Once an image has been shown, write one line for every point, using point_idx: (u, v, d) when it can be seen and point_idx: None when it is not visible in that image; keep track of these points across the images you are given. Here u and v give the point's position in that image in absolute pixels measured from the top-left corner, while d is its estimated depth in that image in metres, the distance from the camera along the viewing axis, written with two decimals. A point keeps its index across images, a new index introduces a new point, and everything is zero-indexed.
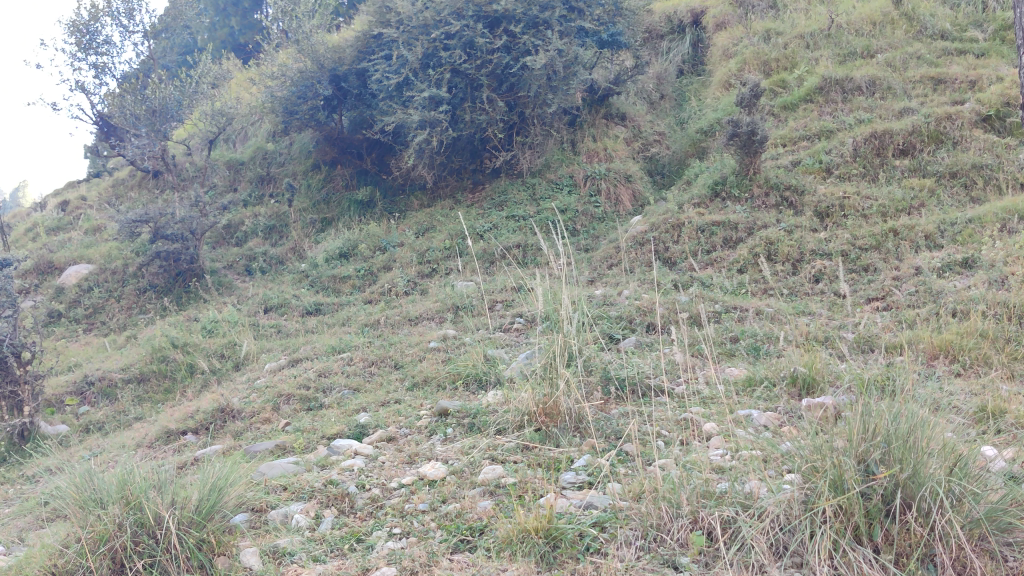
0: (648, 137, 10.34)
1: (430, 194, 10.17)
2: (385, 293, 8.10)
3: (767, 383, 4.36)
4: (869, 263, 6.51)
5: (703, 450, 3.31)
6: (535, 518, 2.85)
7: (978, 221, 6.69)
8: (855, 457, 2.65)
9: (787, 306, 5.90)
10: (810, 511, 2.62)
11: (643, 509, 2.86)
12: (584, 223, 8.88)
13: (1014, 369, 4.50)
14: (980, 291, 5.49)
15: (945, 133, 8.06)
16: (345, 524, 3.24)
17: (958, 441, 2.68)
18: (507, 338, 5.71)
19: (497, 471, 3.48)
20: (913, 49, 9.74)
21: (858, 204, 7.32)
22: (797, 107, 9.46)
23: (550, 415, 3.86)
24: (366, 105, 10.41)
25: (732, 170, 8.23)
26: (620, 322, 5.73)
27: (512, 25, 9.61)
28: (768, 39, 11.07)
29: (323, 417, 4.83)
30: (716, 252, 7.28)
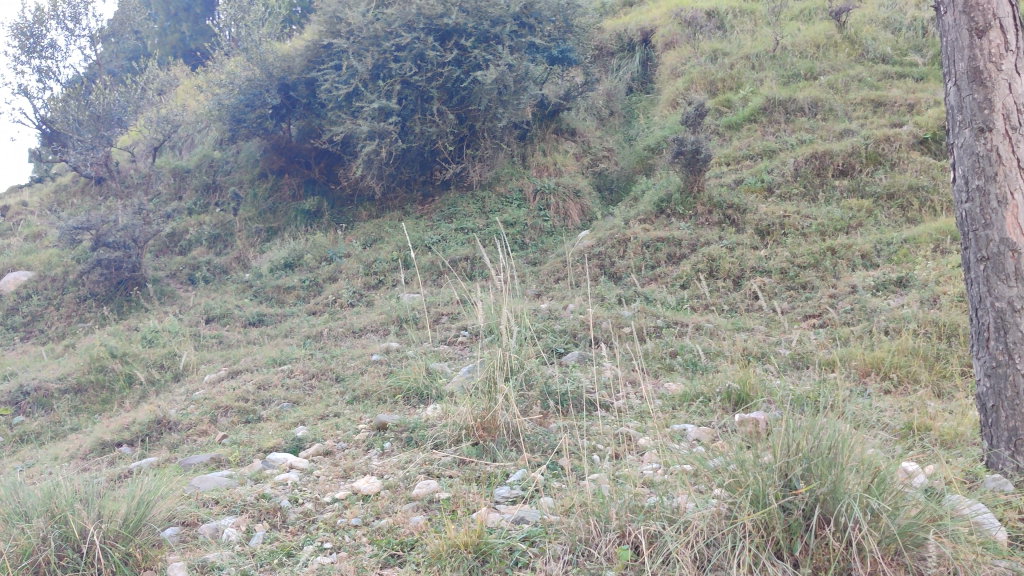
0: (597, 153, 10.44)
1: (378, 205, 10.13)
2: (329, 304, 8.06)
3: (702, 398, 4.43)
4: (807, 281, 6.63)
5: (636, 465, 3.34)
6: (465, 533, 2.86)
7: (913, 242, 6.87)
8: (777, 472, 2.71)
9: (727, 322, 5.99)
10: (732, 525, 2.66)
11: (573, 524, 2.88)
12: (533, 237, 8.93)
13: (942, 387, 4.62)
14: (912, 310, 5.63)
15: (883, 155, 8.24)
16: (277, 538, 3.19)
17: (879, 457, 2.75)
18: (451, 351, 5.72)
19: (432, 485, 3.47)
20: (854, 72, 9.96)
21: (798, 223, 7.48)
22: (741, 126, 9.63)
23: (488, 429, 3.89)
24: (316, 115, 10.38)
25: (677, 188, 8.32)
26: (564, 336, 5.76)
27: (463, 39, 9.67)
28: (715, 59, 11.26)
29: (261, 430, 4.78)
30: (660, 267, 7.37)
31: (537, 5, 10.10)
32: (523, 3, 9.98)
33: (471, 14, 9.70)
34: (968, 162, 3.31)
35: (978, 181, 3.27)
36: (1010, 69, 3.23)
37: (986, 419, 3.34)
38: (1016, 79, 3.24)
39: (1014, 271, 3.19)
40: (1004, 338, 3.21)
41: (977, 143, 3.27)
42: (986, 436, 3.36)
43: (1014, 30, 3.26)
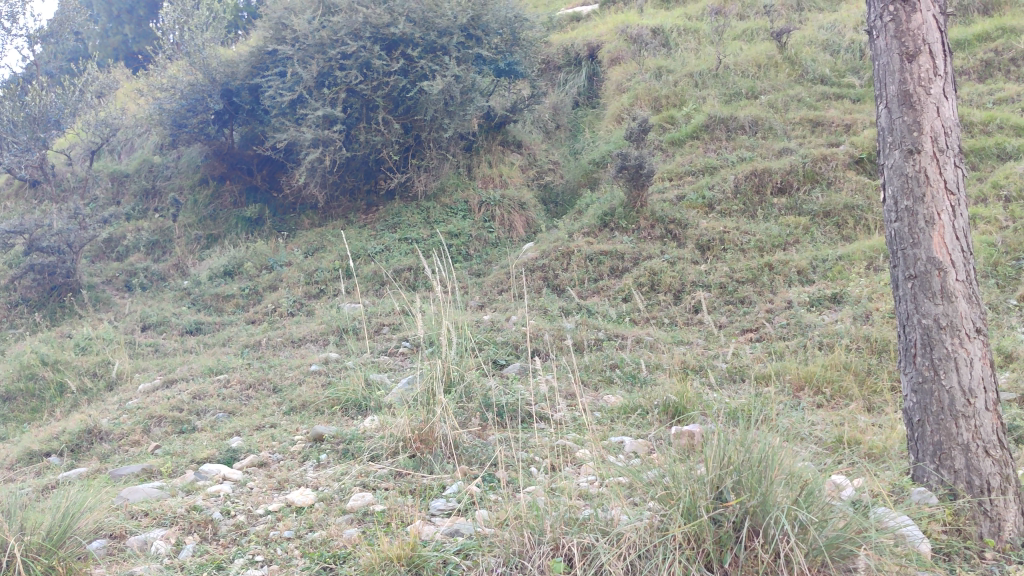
0: (543, 166, 10.49)
1: (321, 213, 10.05)
2: (269, 313, 7.96)
3: (640, 410, 4.46)
4: (744, 296, 6.74)
5: (573, 477, 3.35)
6: (398, 546, 2.85)
7: (847, 259, 7.02)
8: (710, 485, 2.76)
9: (667, 335, 6.06)
10: (664, 537, 2.70)
11: (506, 536, 2.87)
12: (477, 248, 8.93)
13: (873, 402, 4.73)
14: (845, 325, 5.76)
15: (820, 174, 8.41)
16: (207, 551, 3.12)
17: (808, 470, 2.80)
18: (391, 362, 5.69)
19: (367, 498, 3.45)
20: (794, 92, 10.17)
21: (737, 239, 7.60)
22: (684, 143, 9.77)
23: (426, 441, 3.88)
24: (259, 121, 10.27)
25: (621, 202, 8.40)
26: (506, 348, 5.75)
27: (410, 49, 9.67)
28: (660, 76, 11.41)
29: (195, 441, 4.69)
30: (602, 280, 7.42)
31: (484, 17, 10.14)
32: (470, 15, 10.01)
33: (418, 24, 9.71)
34: (897, 183, 3.40)
35: (907, 201, 3.36)
36: (938, 94, 3.34)
37: (912, 433, 3.42)
38: (943, 103, 3.35)
39: (940, 288, 3.28)
40: (930, 354, 3.30)
41: (906, 164, 3.36)
42: (912, 450, 3.45)
43: (941, 55, 3.36)
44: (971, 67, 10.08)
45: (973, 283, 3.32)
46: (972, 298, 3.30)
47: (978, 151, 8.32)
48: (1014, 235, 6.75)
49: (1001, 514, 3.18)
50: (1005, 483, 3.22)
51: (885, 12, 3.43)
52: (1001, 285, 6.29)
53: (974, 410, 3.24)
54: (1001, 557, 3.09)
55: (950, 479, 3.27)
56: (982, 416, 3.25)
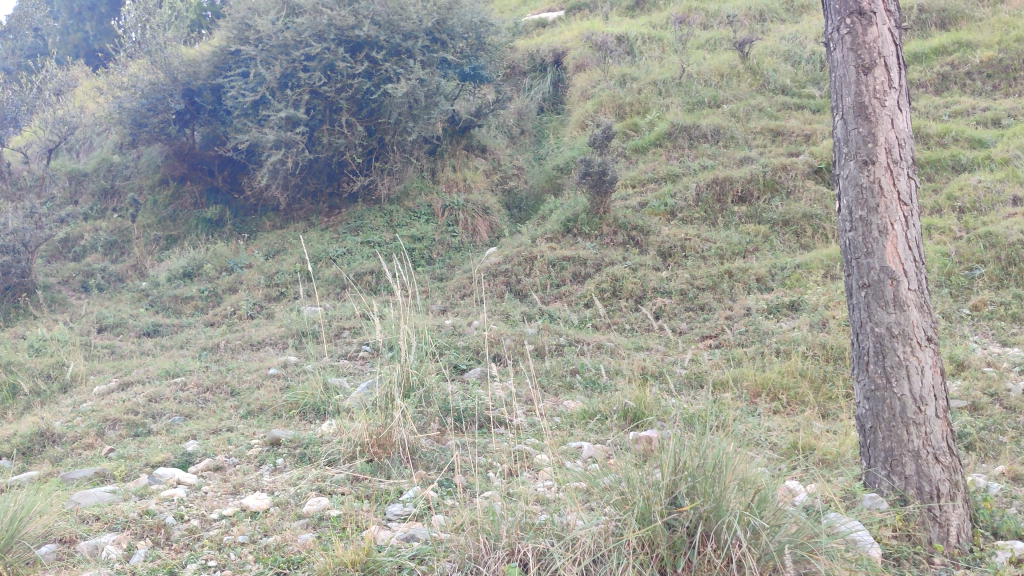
0: (507, 171, 10.49)
1: (283, 215, 9.97)
2: (228, 316, 7.88)
3: (600, 416, 4.48)
4: (705, 302, 6.80)
5: (530, 482, 3.35)
6: (353, 551, 2.83)
7: (805, 267, 7.12)
8: (665, 490, 2.78)
9: (627, 341, 6.09)
10: (619, 542, 2.72)
11: (462, 541, 2.86)
12: (439, 252, 8.92)
13: (827, 409, 4.80)
14: (802, 333, 5.83)
15: (780, 183, 8.51)
16: (159, 556, 3.08)
17: (763, 476, 2.83)
18: (351, 366, 5.67)
19: (323, 503, 3.42)
20: (755, 102, 10.29)
21: (698, 246, 7.68)
22: (647, 150, 9.85)
23: (383, 446, 3.87)
24: (220, 122, 10.17)
25: (584, 208, 8.43)
26: (467, 352, 5.74)
27: (374, 52, 9.65)
28: (624, 84, 11.48)
29: (149, 444, 4.63)
30: (565, 286, 7.45)
31: (449, 21, 10.17)
32: (436, 19, 10.04)
33: (383, 26, 9.69)
34: (852, 193, 3.45)
35: (862, 211, 3.41)
36: (892, 106, 3.40)
37: (864, 440, 3.47)
38: (897, 115, 3.41)
39: (892, 297, 3.34)
40: (882, 362, 3.35)
41: (861, 175, 3.41)
42: (864, 457, 3.50)
43: (896, 68, 3.42)
44: (928, 79, 10.26)
45: (925, 293, 3.38)
46: (924, 307, 3.36)
47: (933, 162, 8.47)
48: (967, 245, 6.87)
49: (950, 520, 3.24)
50: (954, 490, 3.27)
51: (841, 25, 3.48)
52: (954, 295, 6.42)
53: (925, 417, 3.30)
54: (950, 562, 3.14)
55: (901, 485, 3.32)
56: (933, 423, 3.30)
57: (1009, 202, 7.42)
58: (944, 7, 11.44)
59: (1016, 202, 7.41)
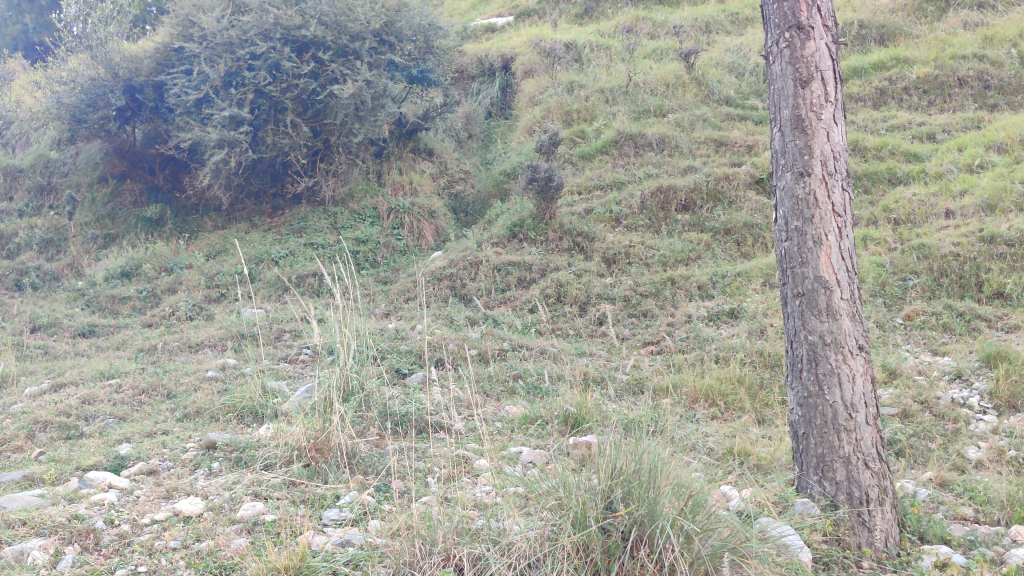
0: (454, 175, 10.48)
1: (225, 215, 9.83)
2: (166, 317, 7.75)
3: (541, 421, 4.50)
4: (647, 309, 6.87)
5: (468, 488, 3.35)
6: (286, 556, 2.79)
7: (745, 275, 7.23)
8: (601, 495, 2.81)
9: (570, 347, 6.13)
10: (554, 547, 2.73)
11: (398, 546, 2.85)
12: (384, 255, 8.89)
13: (763, 415, 4.89)
14: (741, 340, 5.93)
15: (722, 193, 8.64)
16: (87, 561, 3.01)
17: (697, 481, 2.87)
18: (291, 370, 5.62)
19: (257, 507, 3.38)
20: (700, 112, 10.43)
21: (642, 253, 7.76)
22: (593, 157, 9.92)
23: (321, 450, 3.85)
24: (163, 119, 9.98)
25: (529, 214, 8.45)
26: (409, 356, 5.70)
27: (320, 52, 9.59)
28: (571, 91, 11.56)
29: (81, 447, 4.52)
30: (509, 291, 7.47)
31: (397, 23, 10.14)
32: (384, 21, 10.01)
33: (330, 27, 9.63)
34: (788, 204, 3.52)
35: (797, 222, 3.48)
36: (829, 119, 3.47)
37: (798, 446, 3.54)
38: (833, 128, 3.48)
39: (826, 306, 3.41)
40: (815, 370, 3.42)
41: (797, 186, 3.48)
42: (798, 462, 3.56)
43: (833, 83, 3.49)
44: (867, 94, 10.50)
45: (857, 302, 3.46)
46: (856, 316, 3.44)
47: (870, 175, 8.67)
48: (901, 256, 7.03)
49: (878, 524, 3.32)
50: (883, 495, 3.35)
51: (781, 39, 3.55)
52: (888, 305, 6.57)
53: (855, 424, 3.37)
54: (878, 565, 3.22)
55: (832, 490, 3.39)
56: (863, 430, 3.38)
57: (942, 215, 7.63)
58: (883, 23, 11.73)
59: (948, 215, 7.61)
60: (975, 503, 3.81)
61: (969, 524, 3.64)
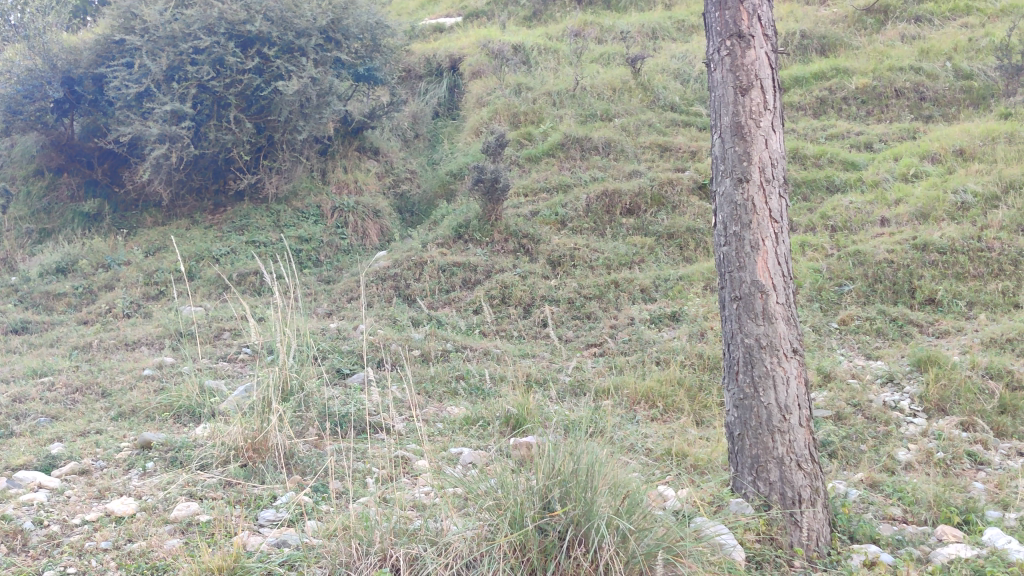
0: (399, 174, 10.45)
1: (165, 212, 9.62)
2: (103, 314, 7.59)
3: (482, 422, 4.51)
4: (591, 311, 6.92)
5: (408, 488, 3.34)
6: (220, 557, 2.75)
7: (687, 279, 7.33)
8: (538, 496, 2.82)
9: (513, 348, 6.15)
10: (491, 547, 2.74)
11: (334, 547, 2.83)
12: (328, 254, 8.83)
13: (702, 417, 4.98)
14: (682, 343, 6.01)
15: (666, 198, 8.76)
16: (13, 563, 2.93)
17: (633, 482, 2.91)
18: (230, 369, 5.55)
19: (192, 508, 3.34)
20: (646, 117, 10.54)
21: (586, 256, 7.82)
22: (540, 160, 9.97)
23: (258, 450, 3.81)
24: (102, 113, 9.72)
25: (475, 215, 8.45)
26: (351, 355, 5.65)
27: (265, 48, 9.50)
28: (519, 93, 11.60)
29: (10, 446, 4.40)
30: (454, 292, 7.46)
31: (344, 21, 10.11)
32: (330, 18, 9.97)
33: (276, 23, 9.57)
34: (727, 210, 3.58)
35: (735, 227, 3.54)
36: (767, 127, 3.54)
37: (733, 447, 3.60)
38: (771, 136, 3.55)
39: (762, 310, 3.47)
40: (751, 372, 3.48)
41: (735, 192, 3.54)
42: (733, 463, 3.62)
43: (772, 90, 3.56)
44: (808, 103, 10.72)
45: (792, 306, 3.53)
46: (791, 320, 3.51)
47: (809, 182, 8.85)
48: (838, 262, 7.18)
49: (810, 525, 3.39)
50: (814, 495, 3.43)
51: (722, 46, 3.60)
52: (824, 309, 6.72)
53: (789, 425, 3.44)
54: (809, 565, 3.30)
55: (766, 490, 3.46)
56: (796, 432, 3.45)
57: (877, 222, 7.81)
58: (824, 34, 11.98)
59: (884, 222, 7.80)
60: (903, 503, 3.91)
61: (897, 524, 3.74)
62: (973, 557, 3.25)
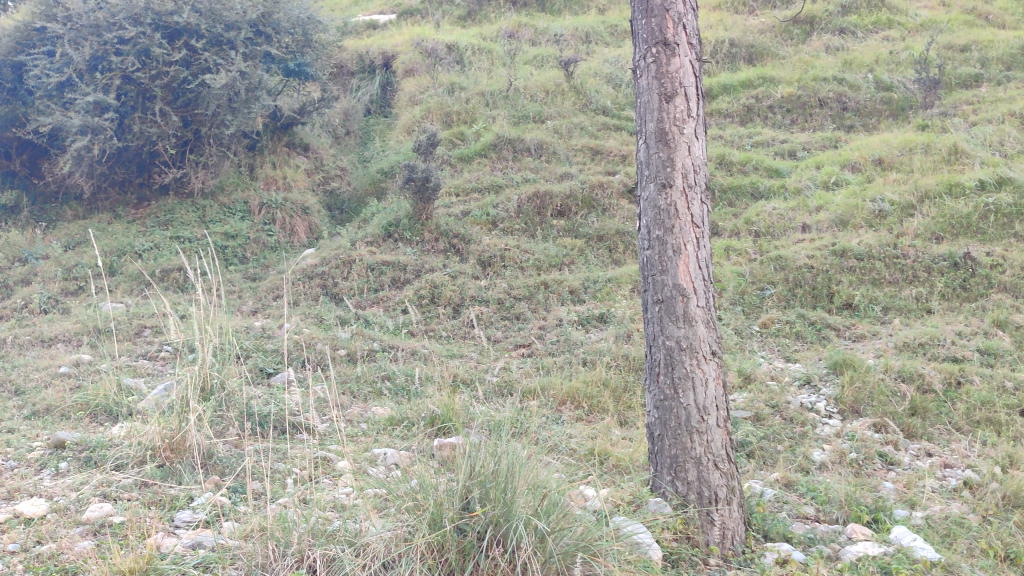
0: (330, 171, 10.39)
1: (86, 205, 9.35)
2: (18, 309, 7.36)
3: (407, 423, 4.50)
4: (520, 312, 6.95)
5: (328, 489, 3.33)
6: (132, 559, 2.70)
7: (615, 281, 7.43)
8: (458, 496, 2.84)
9: (441, 348, 6.14)
10: (409, 548, 2.74)
11: (250, 549, 2.80)
12: (254, 251, 8.72)
13: (626, 417, 5.05)
14: (608, 344, 6.08)
15: (596, 200, 8.85)
16: None
17: (551, 482, 2.94)
18: (150, 367, 5.43)
19: (105, 509, 3.27)
20: (578, 120, 10.63)
21: (517, 257, 7.86)
22: (472, 159, 9.98)
23: (176, 450, 3.76)
24: (20, 102, 9.33)
25: (405, 213, 8.42)
26: (276, 355, 5.59)
27: (193, 40, 9.30)
28: (452, 92, 11.59)
29: None
30: (383, 291, 7.42)
31: (275, 15, 10.03)
32: (261, 11, 9.86)
33: (205, 15, 9.39)
34: (650, 214, 3.63)
35: (658, 231, 3.59)
36: (690, 134, 3.61)
37: (653, 447, 3.66)
38: (694, 143, 3.62)
39: (682, 313, 3.54)
40: (671, 373, 3.55)
41: (659, 197, 3.60)
42: (653, 463, 3.68)
43: (695, 99, 3.63)
44: (735, 110, 10.93)
45: (711, 310, 3.61)
46: (710, 322, 3.59)
47: (735, 188, 9.03)
48: (760, 266, 7.34)
49: (725, 523, 3.48)
50: (730, 494, 3.51)
51: (647, 53, 3.65)
52: (746, 312, 6.86)
53: (707, 426, 3.52)
54: (723, 563, 3.37)
55: (684, 490, 3.52)
56: (714, 432, 3.53)
57: (799, 229, 8.02)
58: (752, 43, 12.24)
59: (805, 229, 8.01)
60: (816, 502, 4.03)
61: (810, 523, 3.85)
62: (880, 554, 3.36)
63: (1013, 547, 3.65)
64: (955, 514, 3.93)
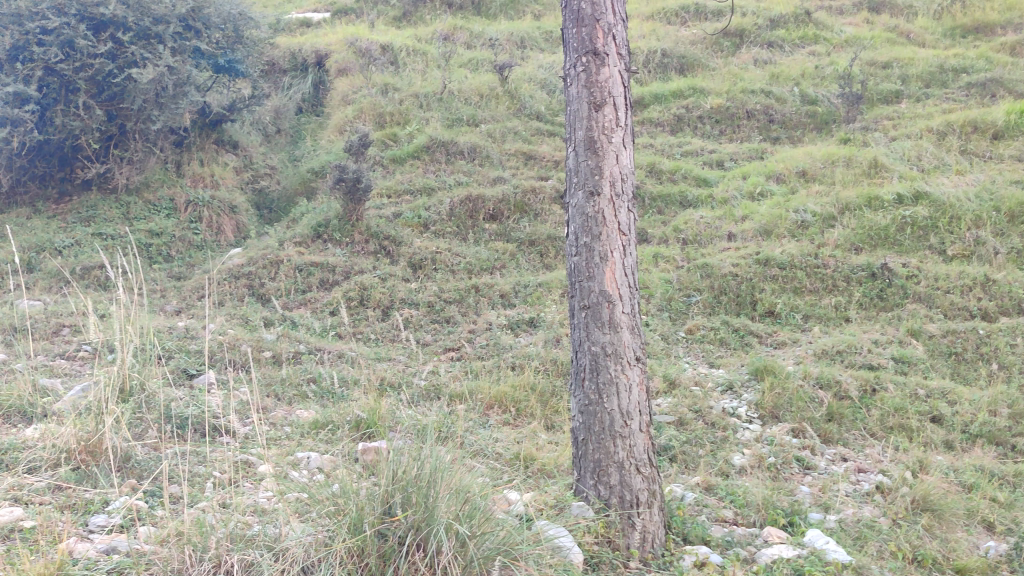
0: (258, 170, 10.32)
1: (4, 199, 9.02)
2: None
3: (331, 426, 4.46)
4: (450, 315, 6.96)
5: (248, 493, 3.30)
6: (43, 565, 2.63)
7: (546, 286, 7.47)
8: (379, 501, 2.83)
9: (369, 351, 6.10)
10: (328, 553, 2.73)
11: (167, 553, 2.75)
12: (180, 249, 8.56)
13: (552, 421, 5.10)
14: (537, 348, 6.12)
15: (528, 205, 8.90)
16: None
17: (473, 486, 2.96)
18: (67, 367, 5.30)
19: (15, 513, 3.17)
20: (512, 125, 10.68)
21: (448, 260, 7.86)
22: (405, 161, 9.94)
23: (92, 453, 3.68)
24: None
25: (336, 214, 8.35)
26: (198, 356, 5.49)
27: (119, 32, 9.05)
28: (385, 93, 11.53)
29: None
30: (311, 292, 7.35)
31: (205, 10, 9.89)
32: (190, 6, 9.69)
33: (132, 7, 9.15)
34: (578, 221, 3.67)
35: (586, 238, 3.63)
36: (618, 142, 3.66)
37: (577, 451, 3.70)
38: (622, 152, 3.67)
39: (608, 319, 3.59)
40: (596, 379, 3.59)
41: (587, 204, 3.63)
42: (576, 466, 3.72)
43: (623, 108, 3.68)
44: (666, 119, 11.10)
45: (636, 316, 3.66)
46: (635, 328, 3.64)
47: (664, 197, 9.18)
48: (687, 273, 7.48)
49: (646, 526, 3.54)
50: (651, 498, 3.58)
51: (578, 62, 3.68)
52: (673, 318, 6.99)
53: (630, 430, 3.57)
54: (643, 566, 3.43)
55: (606, 494, 3.57)
56: (636, 437, 3.58)
57: (725, 237, 8.18)
58: (684, 53, 12.46)
59: (731, 238, 8.18)
60: (735, 506, 4.12)
61: (728, 525, 3.94)
62: (793, 556, 3.46)
63: (921, 549, 3.79)
64: (866, 517, 4.06)
